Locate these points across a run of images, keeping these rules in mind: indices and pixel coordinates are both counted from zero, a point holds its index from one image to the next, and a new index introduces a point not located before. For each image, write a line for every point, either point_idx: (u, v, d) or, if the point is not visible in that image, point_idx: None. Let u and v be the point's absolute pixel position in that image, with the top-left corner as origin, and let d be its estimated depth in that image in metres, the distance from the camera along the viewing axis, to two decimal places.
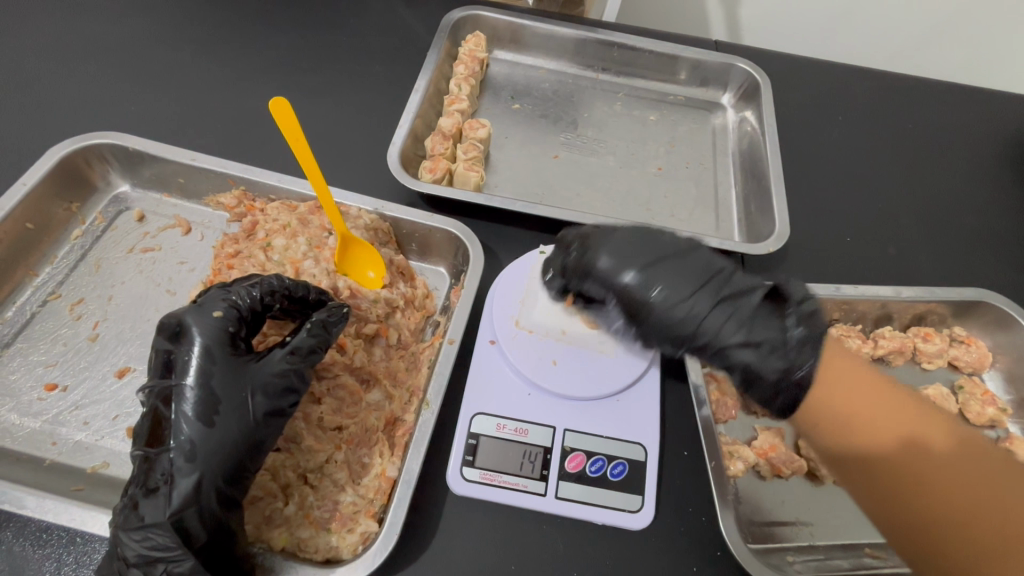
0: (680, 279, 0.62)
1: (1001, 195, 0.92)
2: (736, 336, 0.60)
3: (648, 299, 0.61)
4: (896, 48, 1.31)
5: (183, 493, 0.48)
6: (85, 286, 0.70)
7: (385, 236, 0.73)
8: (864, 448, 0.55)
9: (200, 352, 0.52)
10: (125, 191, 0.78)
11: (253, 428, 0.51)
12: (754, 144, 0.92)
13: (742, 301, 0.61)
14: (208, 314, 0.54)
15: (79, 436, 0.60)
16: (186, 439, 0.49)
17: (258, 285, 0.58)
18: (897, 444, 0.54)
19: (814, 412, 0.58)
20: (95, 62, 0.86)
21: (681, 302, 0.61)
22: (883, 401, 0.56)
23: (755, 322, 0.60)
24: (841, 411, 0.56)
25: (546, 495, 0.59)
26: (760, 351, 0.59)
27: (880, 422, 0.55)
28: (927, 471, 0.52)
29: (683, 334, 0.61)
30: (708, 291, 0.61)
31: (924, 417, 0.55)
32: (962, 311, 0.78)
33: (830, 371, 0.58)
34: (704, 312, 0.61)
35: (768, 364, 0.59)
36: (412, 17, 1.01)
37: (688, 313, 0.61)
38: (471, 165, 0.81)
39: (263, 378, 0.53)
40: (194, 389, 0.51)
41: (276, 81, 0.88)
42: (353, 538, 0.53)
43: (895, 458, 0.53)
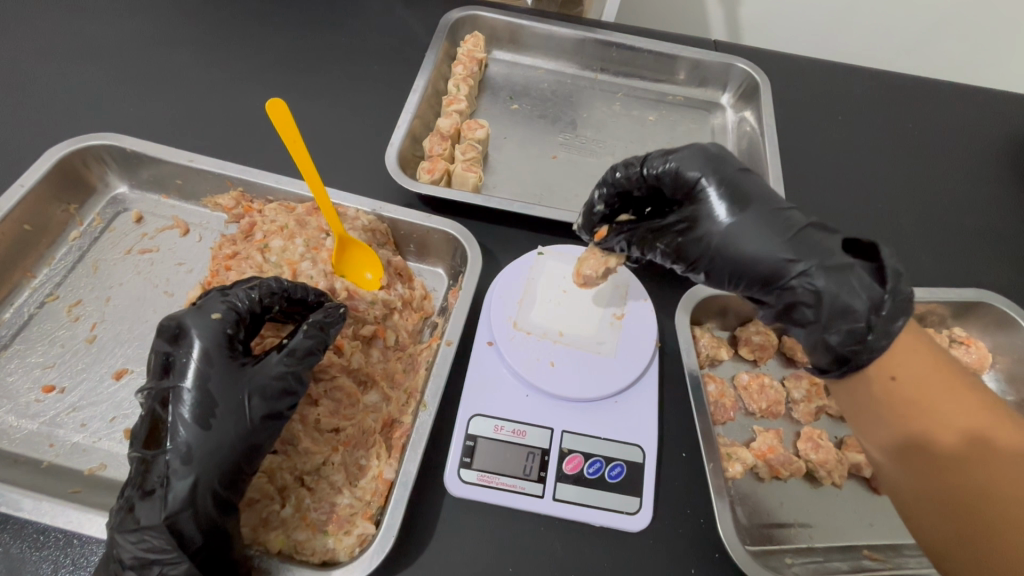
0: (758, 205, 0.54)
1: (1001, 195, 0.91)
2: (821, 275, 0.51)
3: (711, 217, 0.55)
4: (896, 47, 1.31)
5: (179, 496, 0.48)
6: (83, 288, 0.70)
7: (383, 237, 0.73)
8: (932, 434, 0.51)
9: (199, 355, 0.52)
10: (124, 193, 0.78)
11: (251, 431, 0.51)
12: (754, 144, 0.92)
13: (822, 244, 0.52)
14: (208, 316, 0.54)
15: (77, 437, 0.60)
16: (183, 442, 0.49)
17: (257, 287, 0.57)
18: (972, 440, 0.50)
19: (898, 391, 0.52)
20: (93, 63, 0.86)
21: (753, 228, 0.53)
22: (960, 393, 0.51)
23: (848, 275, 0.51)
24: (921, 394, 0.51)
25: (543, 497, 0.59)
26: (854, 298, 0.50)
27: (955, 415, 0.51)
28: (999, 472, 0.48)
29: (738, 261, 0.54)
30: (784, 230, 0.53)
31: (1006, 423, 0.50)
32: (962, 311, 0.78)
33: (919, 353, 0.52)
34: (779, 247, 0.52)
35: (862, 311, 0.50)
36: (411, 17, 1.01)
37: (755, 240, 0.53)
38: (469, 165, 0.81)
39: (261, 381, 0.53)
40: (192, 392, 0.51)
41: (274, 82, 0.88)
42: (350, 540, 0.53)
43: (964, 451, 0.50)
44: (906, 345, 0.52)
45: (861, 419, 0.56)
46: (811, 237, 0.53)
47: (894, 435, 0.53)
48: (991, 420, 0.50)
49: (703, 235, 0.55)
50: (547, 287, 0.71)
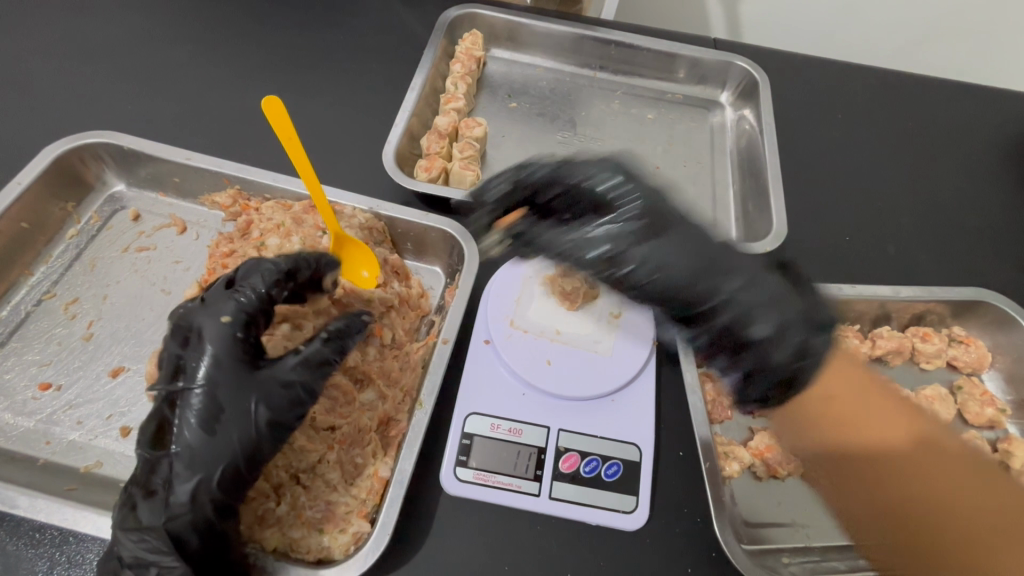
0: (680, 230, 0.65)
1: (1001, 194, 0.91)
2: (742, 299, 0.63)
3: (643, 246, 0.64)
4: (896, 44, 1.31)
5: (181, 499, 0.48)
6: (80, 286, 0.70)
7: (380, 236, 0.73)
8: (867, 447, 0.58)
9: (209, 359, 0.51)
10: (121, 190, 0.78)
11: (254, 439, 0.50)
12: (753, 142, 0.92)
13: (738, 269, 0.64)
14: (218, 317, 0.53)
15: (74, 435, 0.60)
16: (187, 446, 0.49)
17: (265, 273, 0.57)
18: (905, 448, 0.57)
19: (828, 411, 0.61)
20: (90, 61, 0.86)
21: (679, 252, 0.64)
22: (893, 405, 0.59)
23: (762, 302, 0.63)
24: (851, 411, 0.60)
25: (539, 495, 0.59)
26: (776, 321, 0.62)
27: (889, 423, 0.58)
28: (930, 475, 0.55)
29: (674, 283, 0.63)
30: (704, 256, 0.64)
31: (942, 430, 0.57)
32: (961, 310, 0.77)
33: (843, 375, 0.62)
34: (705, 278, 0.63)
35: (784, 329, 0.62)
36: (409, 15, 1.00)
37: (683, 265, 0.63)
38: (467, 164, 0.81)
39: (271, 387, 0.52)
40: (200, 396, 0.50)
41: (272, 80, 0.88)
42: (345, 538, 0.53)
43: (897, 459, 0.56)
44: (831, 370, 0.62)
45: (801, 443, 0.63)
46: (726, 258, 0.65)
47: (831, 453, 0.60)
48: (918, 428, 0.57)
49: (641, 259, 0.64)
50: (545, 286, 0.71)
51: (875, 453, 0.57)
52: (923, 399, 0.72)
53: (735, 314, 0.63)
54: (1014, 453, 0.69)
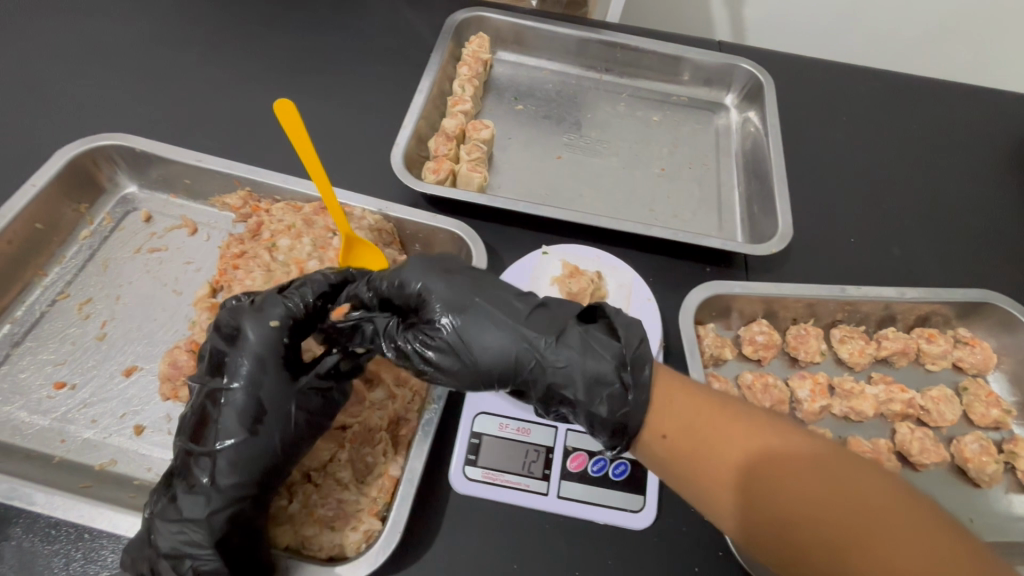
0: (485, 295, 0.55)
1: (1006, 195, 0.91)
2: (587, 377, 0.50)
3: (442, 324, 0.53)
4: (900, 46, 1.31)
5: (221, 494, 0.50)
6: (94, 286, 0.71)
7: (389, 237, 0.74)
8: (713, 479, 0.47)
9: (254, 361, 0.54)
10: (133, 192, 0.79)
11: (291, 438, 0.53)
12: (758, 144, 0.92)
13: (580, 346, 0.51)
14: (265, 322, 0.55)
15: (88, 433, 0.61)
16: (228, 443, 0.51)
17: (311, 286, 0.59)
18: (744, 468, 0.46)
19: (675, 444, 0.48)
20: (103, 64, 0.87)
21: (497, 338, 0.52)
22: (717, 419, 0.48)
23: (603, 375, 0.50)
24: (693, 435, 0.48)
25: (548, 494, 0.60)
26: (586, 391, 0.50)
27: (736, 438, 0.47)
28: (786, 489, 0.44)
29: (495, 360, 0.52)
30: (524, 331, 0.52)
31: (777, 442, 0.47)
32: (967, 312, 0.78)
33: (682, 395, 0.50)
34: (574, 370, 0.50)
35: (633, 401, 0.49)
36: (417, 18, 1.01)
37: (491, 346, 0.52)
38: (474, 165, 0.82)
39: (307, 393, 0.55)
40: (244, 396, 0.53)
41: (282, 82, 0.89)
42: (357, 536, 0.54)
43: (749, 482, 0.46)
44: (654, 394, 0.50)
45: None
46: (575, 342, 0.52)
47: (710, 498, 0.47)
48: (780, 440, 0.47)
49: (420, 337, 0.54)
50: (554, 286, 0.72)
51: (726, 485, 0.46)
52: (929, 400, 0.73)
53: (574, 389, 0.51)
54: (1019, 454, 0.69)
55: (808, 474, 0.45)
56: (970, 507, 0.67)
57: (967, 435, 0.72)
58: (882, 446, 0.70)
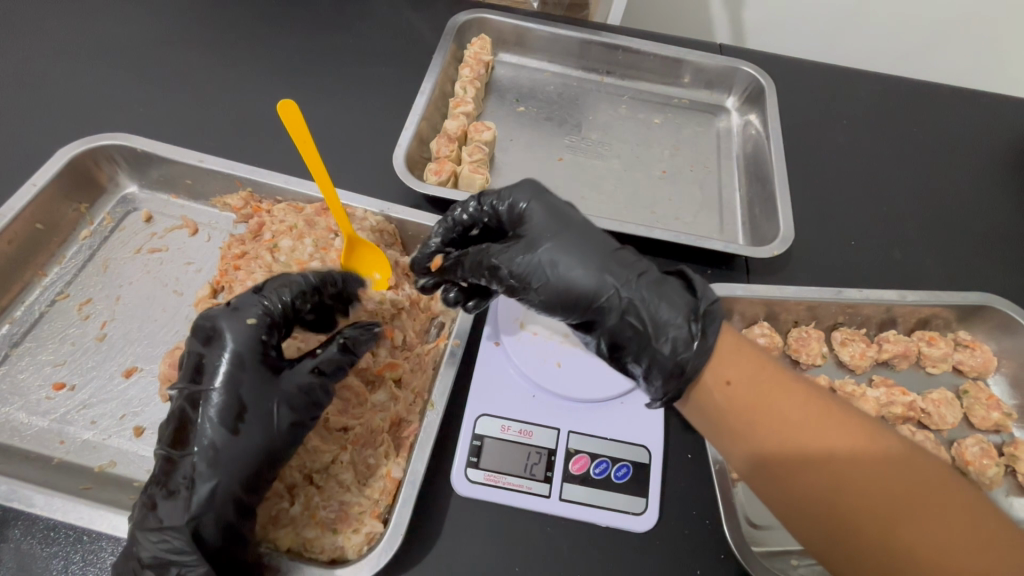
0: (579, 223, 0.58)
1: (1005, 200, 0.92)
2: (654, 317, 0.52)
3: (534, 248, 0.56)
4: (900, 50, 1.32)
5: (203, 498, 0.49)
6: (93, 286, 0.70)
7: (390, 239, 0.73)
8: (772, 428, 0.49)
9: (232, 358, 0.53)
10: (133, 192, 0.79)
11: (273, 436, 0.52)
12: (759, 147, 0.92)
13: (657, 291, 0.53)
14: (241, 320, 0.54)
15: (87, 435, 0.60)
16: (209, 443, 0.50)
17: (290, 286, 0.58)
18: (795, 432, 0.48)
19: (737, 394, 0.51)
20: (103, 64, 0.87)
21: (579, 267, 0.55)
22: (778, 387, 0.51)
23: (672, 320, 0.52)
24: (757, 389, 0.51)
25: (550, 497, 0.59)
26: (651, 329, 0.52)
27: (790, 405, 0.49)
28: (829, 457, 0.47)
29: (572, 287, 0.55)
30: (605, 266, 0.55)
31: (830, 411, 0.49)
32: (966, 315, 0.78)
33: (745, 362, 0.52)
34: (643, 302, 0.53)
35: (691, 344, 0.51)
36: (418, 19, 1.01)
37: (569, 277, 0.55)
38: (476, 167, 0.82)
39: (288, 389, 0.53)
40: (221, 394, 0.51)
41: (283, 83, 0.89)
42: (359, 538, 0.53)
43: (806, 438, 0.48)
44: (724, 347, 0.53)
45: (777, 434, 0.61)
46: (653, 286, 0.54)
47: (763, 446, 0.49)
48: (837, 417, 0.48)
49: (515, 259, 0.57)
50: None
51: (781, 436, 0.49)
52: (930, 404, 0.73)
53: (636, 324, 0.53)
54: (1020, 457, 0.69)
55: (855, 450, 0.47)
56: None
57: (967, 437, 0.72)
58: None
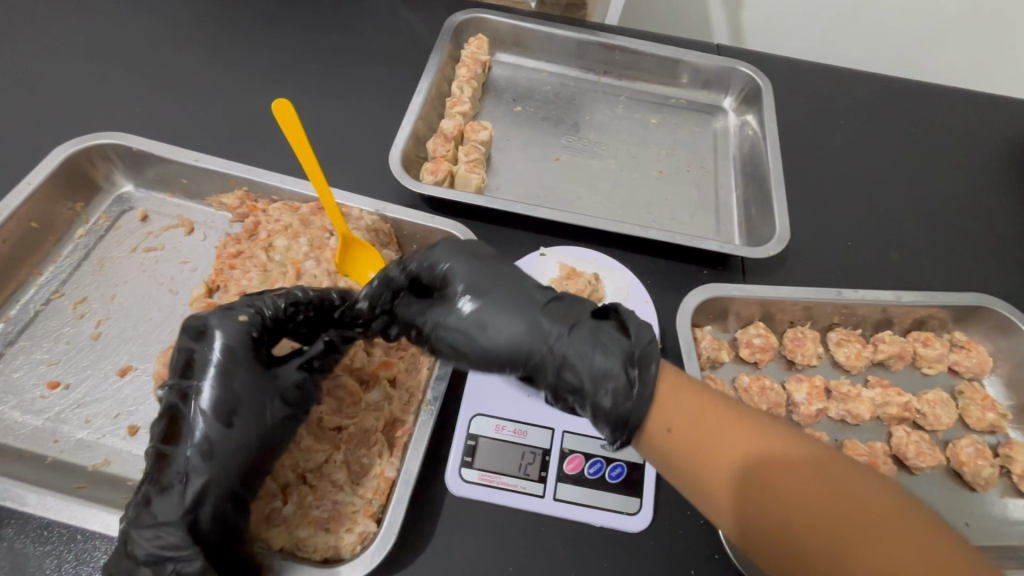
0: (503, 279, 0.56)
1: (1002, 200, 0.92)
2: (593, 374, 0.51)
3: (458, 311, 0.54)
4: (898, 50, 1.32)
5: (196, 492, 0.49)
6: (89, 285, 0.70)
7: (386, 238, 0.73)
8: (718, 478, 0.47)
9: (222, 353, 0.53)
10: (129, 191, 0.79)
11: (267, 432, 0.53)
12: (756, 147, 0.92)
13: (591, 343, 0.52)
14: (233, 318, 0.55)
15: (82, 434, 0.60)
16: (202, 439, 0.51)
17: (282, 294, 0.59)
18: (742, 468, 0.47)
19: (679, 440, 0.49)
20: (101, 63, 0.87)
21: (509, 326, 0.53)
22: (719, 418, 0.49)
23: (609, 374, 0.50)
24: (698, 434, 0.48)
25: (544, 496, 0.60)
26: (591, 385, 0.51)
27: (732, 439, 0.48)
28: (779, 492, 0.45)
29: (506, 349, 0.53)
30: (535, 323, 0.53)
31: (771, 438, 0.48)
32: (963, 316, 0.78)
33: (684, 393, 0.50)
34: (578, 354, 0.51)
35: (632, 399, 0.49)
36: (416, 19, 1.01)
37: (500, 338, 0.53)
38: (473, 167, 0.82)
39: (283, 384, 0.55)
40: (214, 389, 0.52)
41: (280, 82, 0.89)
42: (352, 538, 0.53)
43: (751, 482, 0.47)
44: (660, 390, 0.50)
45: None
46: (586, 336, 0.52)
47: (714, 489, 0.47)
48: (779, 445, 0.47)
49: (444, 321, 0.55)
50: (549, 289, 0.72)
51: (729, 484, 0.47)
52: (925, 404, 0.73)
53: (576, 382, 0.52)
54: (1014, 458, 0.69)
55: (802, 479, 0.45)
56: (965, 510, 0.67)
57: (963, 438, 0.72)
58: (878, 449, 0.70)
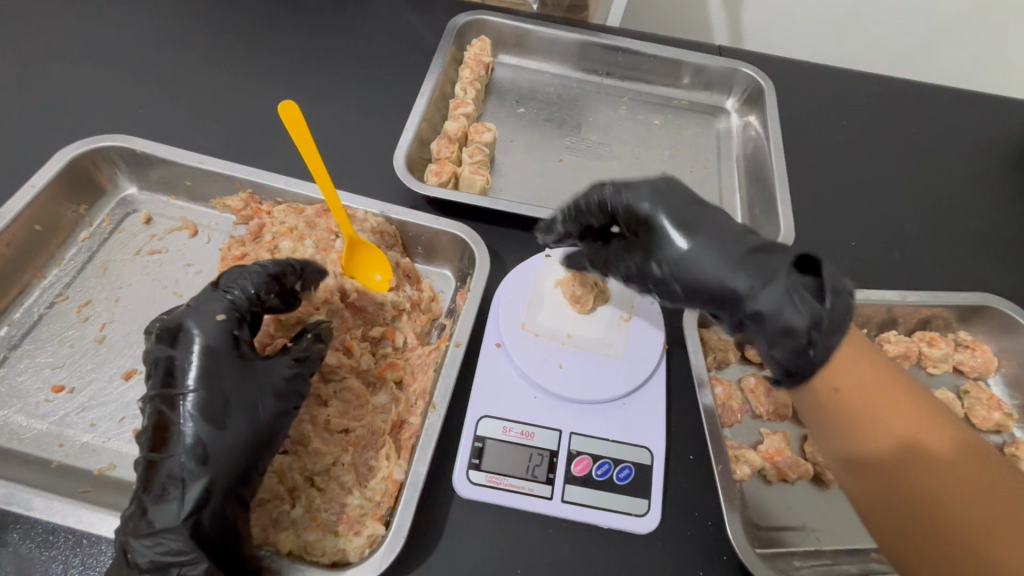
0: (708, 222, 0.56)
1: (1004, 200, 0.92)
2: (787, 289, 0.49)
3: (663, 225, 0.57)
4: (897, 51, 1.32)
5: (195, 497, 0.47)
6: (93, 288, 0.70)
7: (391, 239, 0.73)
8: (860, 430, 0.53)
9: (205, 354, 0.51)
10: (133, 194, 0.79)
11: (260, 426, 0.51)
12: (759, 148, 0.93)
13: (778, 262, 0.51)
14: (210, 316, 0.53)
15: (87, 438, 0.60)
16: (195, 442, 0.48)
17: (249, 277, 0.56)
18: (898, 442, 0.52)
19: (840, 401, 0.54)
20: (104, 65, 0.87)
21: (710, 243, 0.54)
22: (900, 399, 0.53)
23: (799, 286, 0.50)
24: (862, 398, 0.53)
25: (552, 498, 0.59)
26: (803, 301, 0.49)
27: (893, 416, 0.52)
28: (928, 469, 0.50)
29: (699, 269, 0.54)
30: (738, 245, 0.53)
31: (933, 424, 0.52)
32: (968, 315, 0.78)
33: (869, 370, 0.54)
34: (771, 291, 0.50)
35: (826, 312, 0.48)
36: (418, 21, 1.01)
37: (703, 255, 0.54)
38: (477, 168, 0.82)
39: (278, 385, 0.53)
40: (201, 392, 0.50)
41: (283, 84, 0.89)
42: (360, 541, 0.53)
43: (894, 448, 0.52)
44: (846, 355, 0.54)
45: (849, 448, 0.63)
46: (781, 278, 0.50)
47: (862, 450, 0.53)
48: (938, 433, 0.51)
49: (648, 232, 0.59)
50: (558, 289, 0.71)
51: (888, 440, 0.52)
52: None
53: (767, 295, 0.50)
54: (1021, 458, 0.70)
55: (953, 468, 0.50)
56: None
57: None
58: None
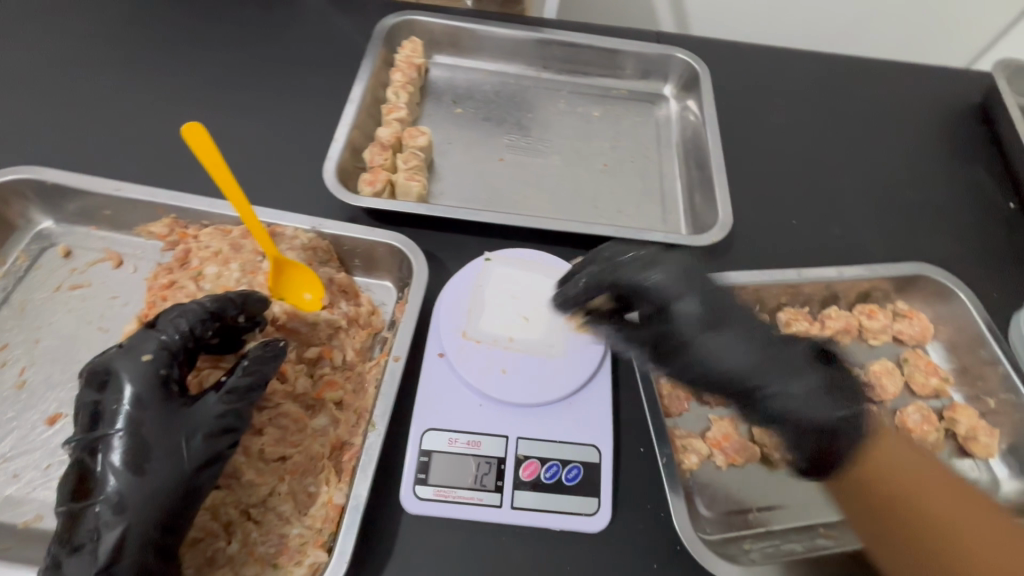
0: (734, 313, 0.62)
1: (937, 169, 0.94)
2: (814, 390, 0.58)
3: (680, 309, 0.61)
4: (834, 27, 1.34)
5: (111, 548, 0.46)
6: (10, 331, 0.67)
7: (325, 255, 0.71)
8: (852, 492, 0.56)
9: (130, 401, 0.50)
10: (49, 227, 0.75)
11: (187, 474, 0.49)
12: (697, 133, 0.93)
13: (795, 359, 0.60)
14: (138, 357, 0.52)
15: (10, 490, 0.57)
16: (113, 490, 0.47)
17: (186, 314, 0.55)
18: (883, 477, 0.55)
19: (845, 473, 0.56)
20: (8, 92, 0.82)
21: (741, 334, 0.60)
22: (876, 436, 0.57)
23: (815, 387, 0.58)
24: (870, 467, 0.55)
25: (501, 506, 0.59)
26: (835, 401, 0.57)
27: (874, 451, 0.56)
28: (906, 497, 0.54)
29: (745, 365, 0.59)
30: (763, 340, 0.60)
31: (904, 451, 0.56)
32: (904, 285, 0.79)
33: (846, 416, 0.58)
34: (799, 392, 0.58)
35: (858, 405, 0.57)
36: (347, 24, 0.98)
37: (743, 351, 0.59)
38: (412, 174, 0.81)
39: (206, 423, 0.51)
40: (123, 437, 0.48)
41: (206, 102, 0.86)
42: (301, 571, 0.52)
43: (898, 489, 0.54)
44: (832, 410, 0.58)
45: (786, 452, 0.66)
46: (807, 378, 0.58)
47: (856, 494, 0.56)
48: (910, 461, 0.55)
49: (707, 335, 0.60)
50: (496, 293, 0.71)
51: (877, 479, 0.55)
52: (872, 376, 0.75)
53: (798, 392, 0.58)
54: (957, 420, 0.72)
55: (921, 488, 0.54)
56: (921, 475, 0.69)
57: (909, 405, 0.74)
58: None
